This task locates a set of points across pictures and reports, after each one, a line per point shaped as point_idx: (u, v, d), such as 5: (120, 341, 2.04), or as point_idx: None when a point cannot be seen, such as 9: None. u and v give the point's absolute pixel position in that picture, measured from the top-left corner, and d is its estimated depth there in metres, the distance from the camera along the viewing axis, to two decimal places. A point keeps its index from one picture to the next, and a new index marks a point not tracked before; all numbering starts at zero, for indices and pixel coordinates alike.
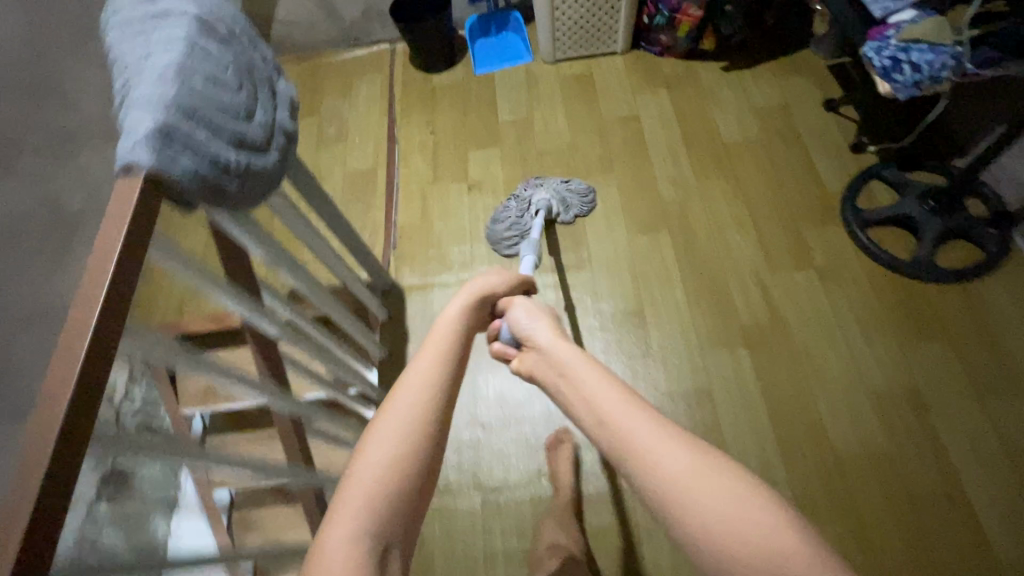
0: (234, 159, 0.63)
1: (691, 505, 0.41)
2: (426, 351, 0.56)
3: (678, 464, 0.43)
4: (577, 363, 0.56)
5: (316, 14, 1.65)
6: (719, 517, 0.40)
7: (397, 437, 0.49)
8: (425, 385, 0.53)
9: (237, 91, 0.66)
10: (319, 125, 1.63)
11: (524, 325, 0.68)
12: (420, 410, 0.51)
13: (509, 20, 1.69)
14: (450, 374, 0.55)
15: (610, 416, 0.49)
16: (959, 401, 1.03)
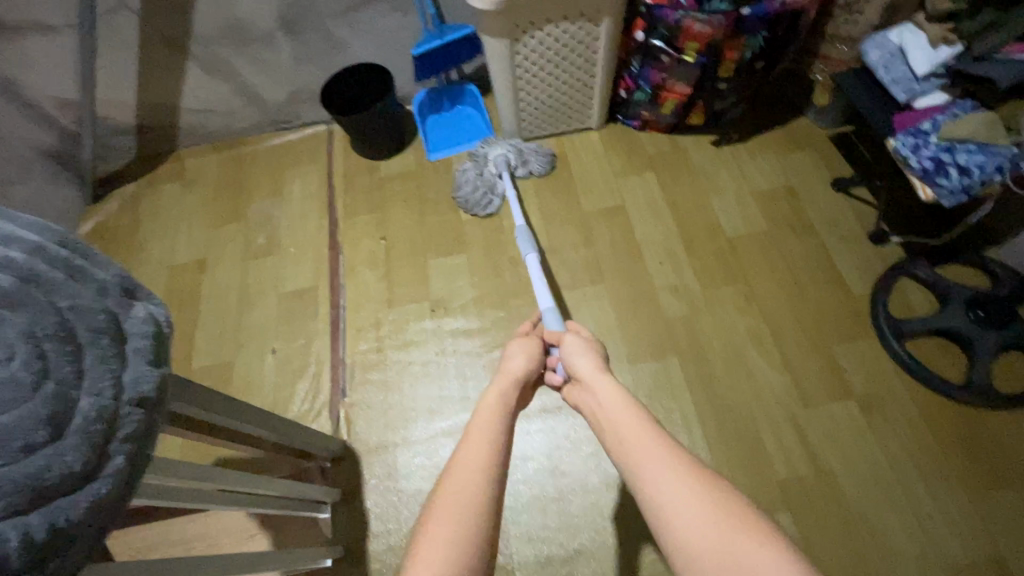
0: (19, 530, 0.37)
1: (700, 533, 0.44)
2: (479, 424, 0.58)
3: (689, 501, 0.46)
4: (610, 401, 0.61)
5: (232, 99, 1.38)
6: (713, 528, 0.44)
7: (462, 488, 0.51)
8: (486, 439, 0.56)
9: (21, 388, 0.39)
10: (245, 233, 1.35)
11: (567, 362, 0.71)
12: (475, 479, 0.52)
13: (462, 91, 1.43)
14: (502, 439, 0.57)
15: (631, 449, 0.53)
16: None
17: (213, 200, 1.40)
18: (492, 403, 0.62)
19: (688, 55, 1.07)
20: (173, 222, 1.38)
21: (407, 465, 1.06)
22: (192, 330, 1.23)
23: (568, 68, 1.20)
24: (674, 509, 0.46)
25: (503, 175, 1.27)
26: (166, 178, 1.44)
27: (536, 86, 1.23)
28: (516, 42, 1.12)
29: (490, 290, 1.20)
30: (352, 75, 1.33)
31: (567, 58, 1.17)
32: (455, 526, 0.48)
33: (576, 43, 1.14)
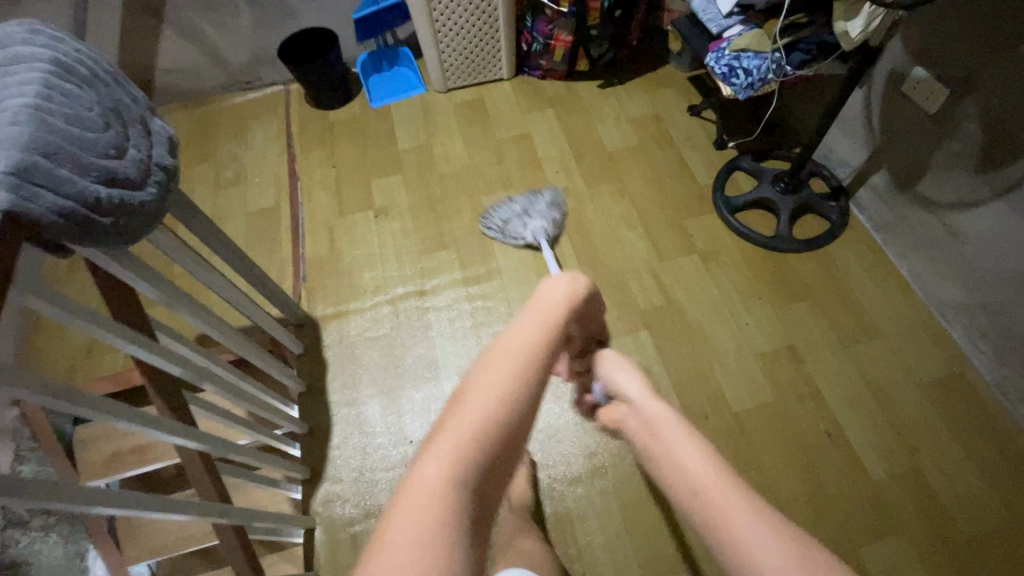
0: (108, 193, 0.63)
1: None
2: (501, 351, 0.47)
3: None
4: (663, 421, 0.56)
5: (201, 61, 1.64)
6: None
7: (523, 357, 0.46)
8: (566, 329, 0.52)
9: (105, 128, 0.66)
10: (216, 170, 1.60)
11: (616, 377, 0.69)
12: (494, 407, 0.43)
13: (398, 54, 1.75)
14: (529, 375, 0.46)
15: (726, 494, 0.45)
16: (828, 357, 1.20)
17: (186, 147, 1.65)
18: (568, 298, 0.55)
19: (563, 6, 1.43)
20: None
21: (357, 328, 1.32)
22: None
23: (476, 23, 1.53)
24: (752, 541, 0.41)
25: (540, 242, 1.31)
26: None
27: (451, 39, 1.55)
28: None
29: (422, 199, 1.49)
30: (303, 38, 1.62)
31: (473, 14, 1.50)
32: (462, 464, 0.40)
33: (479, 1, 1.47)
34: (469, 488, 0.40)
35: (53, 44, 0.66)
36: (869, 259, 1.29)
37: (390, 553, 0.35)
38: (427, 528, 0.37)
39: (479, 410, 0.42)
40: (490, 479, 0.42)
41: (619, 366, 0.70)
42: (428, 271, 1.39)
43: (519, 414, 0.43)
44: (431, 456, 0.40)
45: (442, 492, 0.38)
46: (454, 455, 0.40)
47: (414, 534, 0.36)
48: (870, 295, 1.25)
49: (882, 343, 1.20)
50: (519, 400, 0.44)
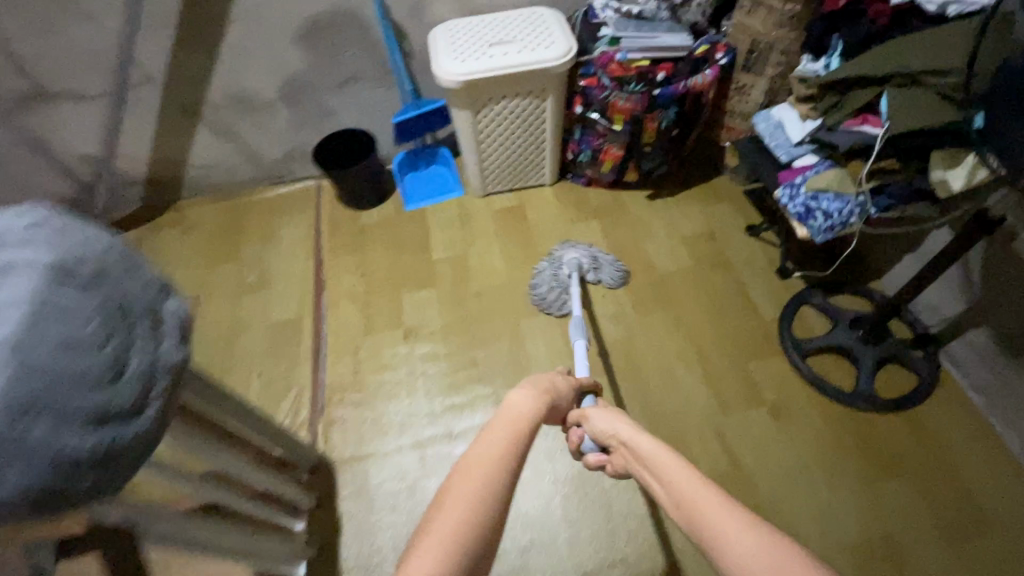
0: (90, 447, 0.51)
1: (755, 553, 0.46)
2: (496, 428, 0.60)
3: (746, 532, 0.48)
4: (653, 449, 0.65)
5: (234, 157, 1.57)
6: (769, 549, 0.46)
7: (506, 440, 0.58)
8: (513, 434, 0.59)
9: (102, 347, 0.54)
10: (238, 273, 1.50)
11: (601, 422, 0.76)
12: (491, 466, 0.54)
13: (437, 152, 1.67)
14: (517, 445, 0.58)
15: (694, 500, 0.54)
16: (931, 554, 1.00)
17: (210, 245, 1.56)
18: (538, 396, 0.69)
19: (617, 123, 1.32)
20: (171, 265, 1.53)
21: (377, 474, 1.18)
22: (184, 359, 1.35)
23: (523, 135, 1.43)
24: (723, 526, 0.50)
25: (581, 269, 1.33)
26: (167, 226, 1.60)
27: (494, 149, 1.45)
28: (477, 114, 1.34)
29: (456, 320, 1.37)
30: (341, 139, 1.54)
31: (520, 127, 1.40)
32: (467, 493, 0.51)
33: (528, 115, 1.37)
34: (463, 537, 0.48)
35: (59, 238, 0.56)
36: (970, 427, 1.12)
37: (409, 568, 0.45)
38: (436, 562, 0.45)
39: (475, 477, 0.52)
40: (486, 532, 0.50)
41: (609, 413, 0.77)
42: (459, 405, 1.25)
43: (467, 527, 0.48)
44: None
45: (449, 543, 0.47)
46: (440, 536, 0.47)
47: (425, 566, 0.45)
48: (976, 474, 1.07)
49: (996, 539, 1.01)
50: (489, 482, 0.53)
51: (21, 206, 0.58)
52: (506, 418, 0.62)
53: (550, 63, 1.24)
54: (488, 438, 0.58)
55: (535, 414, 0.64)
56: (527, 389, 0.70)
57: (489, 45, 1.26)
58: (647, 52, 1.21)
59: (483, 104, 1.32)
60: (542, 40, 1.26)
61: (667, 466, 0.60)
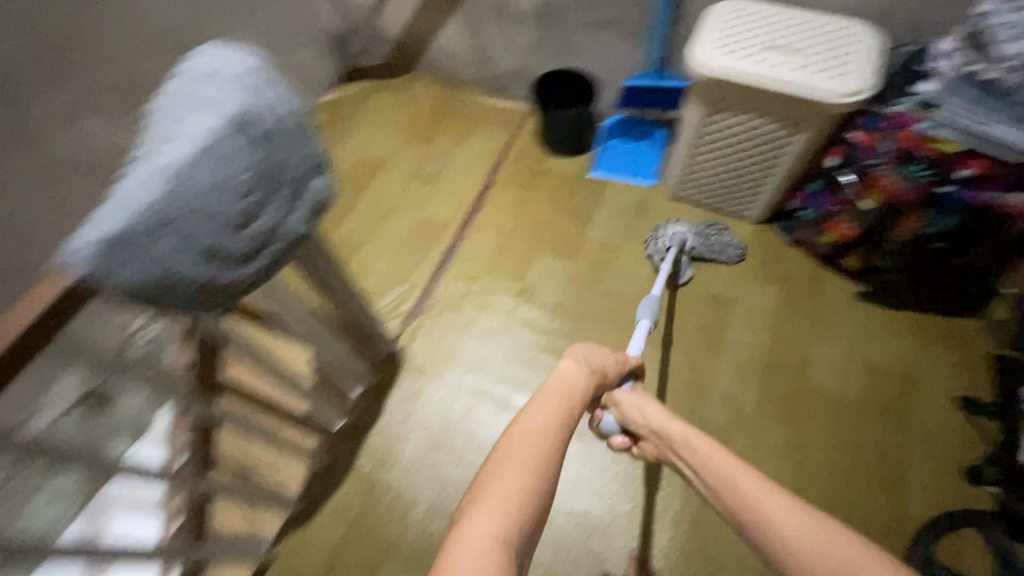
0: (198, 273, 0.59)
1: (799, 529, 0.67)
2: (544, 398, 0.75)
3: (791, 513, 0.69)
4: (695, 439, 0.80)
5: (469, 54, 1.62)
6: (795, 522, 0.68)
7: (555, 404, 0.74)
8: (563, 411, 0.74)
9: (243, 197, 0.62)
10: (422, 159, 1.61)
11: (636, 406, 0.87)
12: (548, 434, 0.69)
13: (652, 132, 1.52)
14: (565, 417, 0.73)
15: (744, 482, 0.73)
16: None
17: (415, 123, 1.68)
18: (584, 371, 0.82)
19: (868, 199, 1.08)
20: (377, 125, 1.69)
21: (429, 393, 1.24)
22: (347, 210, 1.52)
23: (749, 160, 1.22)
24: (760, 500, 0.71)
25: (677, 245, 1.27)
26: (393, 90, 1.75)
27: (708, 160, 1.27)
28: (710, 117, 1.17)
29: (570, 304, 1.32)
30: (568, 78, 1.48)
31: (749, 151, 1.19)
32: (530, 459, 0.66)
33: (767, 142, 1.15)
34: (532, 486, 0.63)
35: (254, 93, 0.63)
36: None
37: (487, 507, 0.60)
38: (510, 508, 0.61)
39: (531, 436, 0.68)
40: (546, 478, 0.65)
41: (641, 396, 0.88)
42: (527, 383, 1.24)
43: (536, 474, 0.64)
44: (491, 507, 0.60)
45: (518, 496, 0.62)
46: (508, 492, 0.62)
47: (499, 510, 0.60)
48: None
49: None
50: (546, 441, 0.68)
51: (239, 53, 0.65)
52: (552, 396, 0.76)
53: (825, 97, 1.00)
54: (538, 410, 0.73)
55: (581, 393, 0.78)
56: (576, 366, 0.81)
57: (766, 46, 1.05)
58: (964, 136, 0.91)
59: (722, 109, 1.14)
60: (833, 65, 1.01)
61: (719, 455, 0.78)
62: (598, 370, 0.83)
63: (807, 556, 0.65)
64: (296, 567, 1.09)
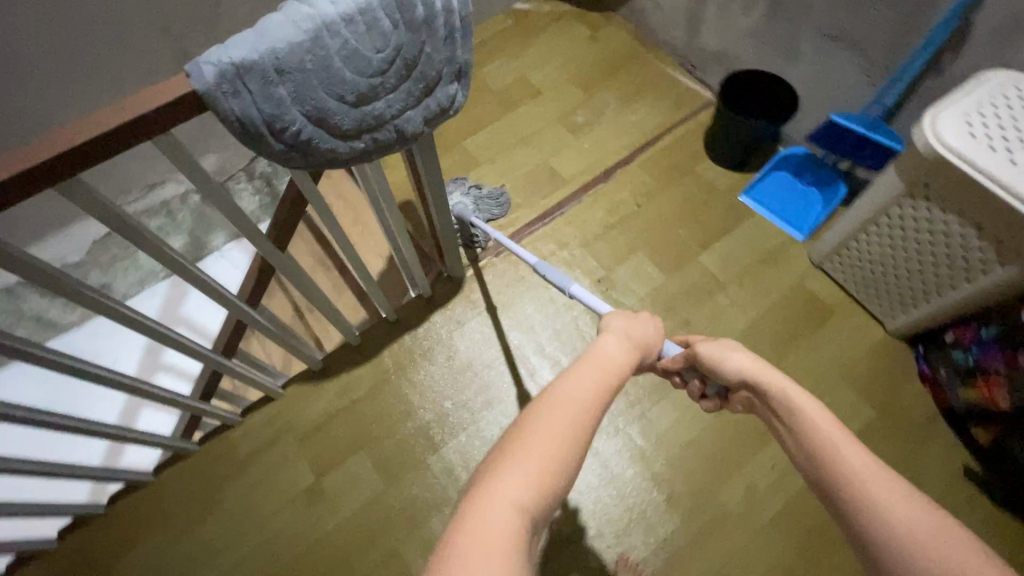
0: (301, 130, 0.59)
1: (892, 501, 0.45)
2: (583, 364, 0.64)
3: (892, 485, 0.46)
4: (806, 403, 0.55)
5: (680, 18, 1.46)
6: (931, 547, 0.42)
7: (601, 376, 0.63)
8: (601, 384, 0.62)
9: (369, 76, 0.60)
10: (578, 106, 1.51)
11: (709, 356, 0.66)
12: (581, 411, 0.58)
13: (832, 183, 1.30)
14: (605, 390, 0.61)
15: (826, 439, 0.51)
16: None
17: (590, 66, 1.57)
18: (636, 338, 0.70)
19: None
20: (555, 53, 1.61)
21: (469, 328, 1.23)
22: (485, 123, 1.49)
23: (930, 267, 1.00)
24: (887, 508, 0.45)
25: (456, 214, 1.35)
26: (587, 25, 1.65)
27: (881, 244, 1.06)
28: (912, 201, 0.95)
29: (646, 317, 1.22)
30: (772, 84, 1.29)
31: (937, 259, 0.97)
32: (551, 441, 0.54)
33: (967, 259, 0.93)
34: (552, 467, 0.53)
35: None
36: None
37: (502, 479, 0.51)
38: (529, 482, 0.51)
39: (560, 406, 0.58)
40: (571, 458, 0.55)
41: (720, 344, 0.66)
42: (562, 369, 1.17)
43: (560, 453, 0.54)
44: (510, 473, 0.51)
45: (530, 476, 0.52)
46: (526, 462, 0.52)
47: (515, 485, 0.50)
48: None
49: None
50: (575, 416, 0.57)
51: None
52: (588, 363, 0.65)
53: None
54: (575, 379, 0.62)
55: (625, 367, 0.66)
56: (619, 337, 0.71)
57: None
58: None
59: (932, 200, 0.92)
60: None
61: (798, 401, 0.56)
62: (640, 348, 0.71)
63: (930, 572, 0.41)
64: (290, 414, 1.13)
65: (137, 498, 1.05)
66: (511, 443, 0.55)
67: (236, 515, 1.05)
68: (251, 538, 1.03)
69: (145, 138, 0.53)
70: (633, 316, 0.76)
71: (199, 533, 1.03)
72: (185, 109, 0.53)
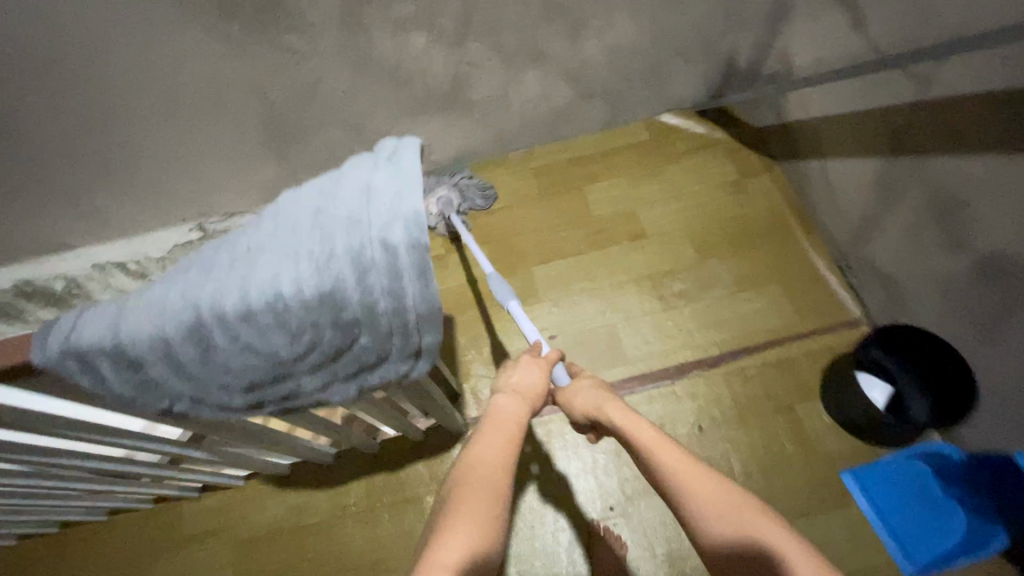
0: (171, 407, 0.47)
1: (724, 509, 0.52)
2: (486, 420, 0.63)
3: (699, 476, 0.54)
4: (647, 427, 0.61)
5: (854, 211, 1.10)
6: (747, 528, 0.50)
7: (509, 430, 0.61)
8: (512, 438, 0.60)
9: (272, 367, 0.46)
10: (680, 269, 1.24)
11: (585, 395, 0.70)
12: (501, 469, 0.56)
13: (989, 522, 0.90)
14: (516, 443, 0.60)
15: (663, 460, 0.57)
16: None
17: (716, 222, 1.28)
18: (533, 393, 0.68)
19: None
20: (682, 191, 1.34)
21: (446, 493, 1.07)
22: (567, 255, 1.30)
23: None
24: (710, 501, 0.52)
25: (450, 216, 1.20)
26: (735, 165, 1.35)
27: None
28: None
29: None
30: (964, 389, 0.88)
31: None
32: (483, 509, 0.51)
33: None
34: (487, 525, 0.50)
35: (377, 264, 0.42)
36: None
37: (439, 538, 0.48)
38: (474, 541, 0.48)
39: (478, 461, 0.56)
40: (499, 515, 0.52)
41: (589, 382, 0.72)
42: None
43: (490, 519, 0.51)
44: (455, 533, 0.48)
45: (470, 535, 0.48)
46: (466, 529, 0.49)
47: (458, 540, 0.48)
48: None
49: None
50: (492, 474, 0.55)
51: (415, 192, 0.43)
52: (485, 420, 0.63)
53: None
54: (482, 438, 0.59)
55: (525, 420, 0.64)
56: (515, 391, 0.67)
57: None
58: None
59: None
60: None
61: (626, 420, 0.63)
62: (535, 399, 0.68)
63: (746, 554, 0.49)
64: (236, 514, 1.08)
65: (83, 532, 1.07)
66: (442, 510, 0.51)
67: None
68: None
69: None
70: (516, 362, 0.72)
71: None
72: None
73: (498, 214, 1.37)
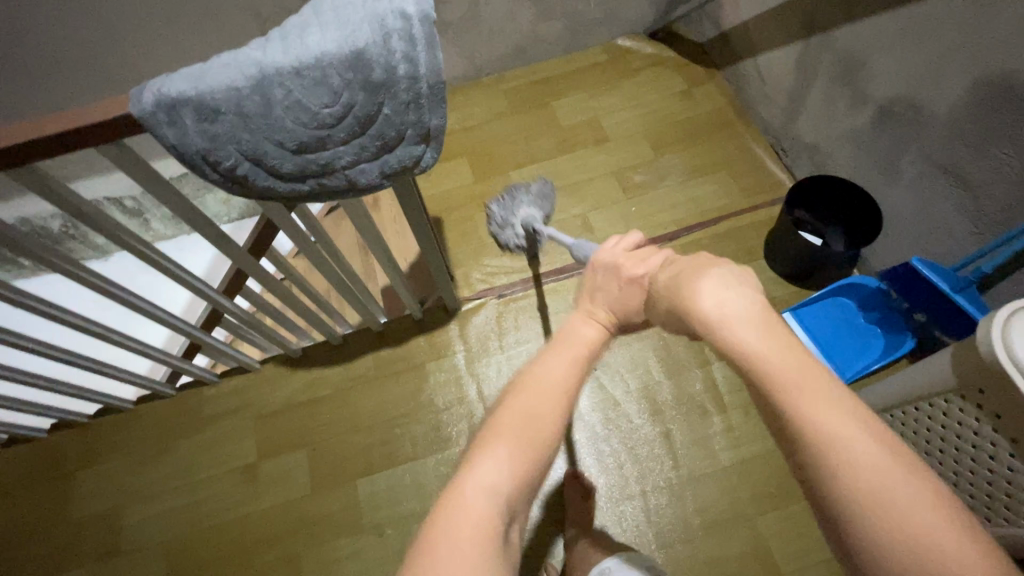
0: (236, 166, 0.59)
1: (865, 464, 0.38)
2: (555, 346, 0.62)
3: (843, 422, 0.39)
4: (764, 339, 0.44)
5: (783, 95, 1.28)
6: (892, 488, 0.37)
7: (575, 358, 0.60)
8: (575, 366, 0.60)
9: (317, 127, 0.58)
10: (641, 163, 1.40)
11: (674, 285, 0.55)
12: (556, 397, 0.55)
13: (899, 332, 1.09)
14: (578, 372, 0.59)
15: (780, 386, 0.42)
16: None
17: (670, 124, 1.45)
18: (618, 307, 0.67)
19: None
20: (639, 99, 1.50)
21: (446, 359, 1.20)
22: (540, 160, 1.44)
23: (964, 483, 0.80)
24: (847, 450, 0.38)
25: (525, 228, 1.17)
26: (684, 76, 1.51)
27: (917, 432, 0.87)
28: (960, 403, 0.76)
29: (626, 411, 1.12)
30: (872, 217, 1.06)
31: (977, 481, 0.78)
32: (526, 429, 0.51)
33: (1012, 498, 0.73)
34: (530, 453, 0.51)
35: (398, 31, 0.56)
36: None
37: (481, 457, 0.50)
38: (512, 462, 0.50)
39: (537, 384, 0.55)
40: (543, 440, 0.52)
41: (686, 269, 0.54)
42: None
43: (534, 443, 0.51)
44: (492, 451, 0.50)
45: (509, 461, 0.49)
46: (505, 447, 0.50)
47: (496, 463, 0.49)
48: None
49: None
50: (544, 401, 0.54)
51: None
52: (554, 347, 0.62)
53: None
54: (544, 362, 0.59)
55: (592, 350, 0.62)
56: (591, 318, 0.66)
57: None
58: None
59: (983, 412, 0.73)
60: None
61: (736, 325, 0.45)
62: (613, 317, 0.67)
63: (883, 524, 0.36)
64: (255, 392, 1.18)
65: (114, 420, 1.17)
66: (489, 428, 0.52)
67: (183, 467, 1.13)
68: (188, 492, 1.11)
69: (82, 145, 0.55)
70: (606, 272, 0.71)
71: (151, 471, 1.13)
72: (104, 132, 0.54)
73: (475, 129, 1.50)
